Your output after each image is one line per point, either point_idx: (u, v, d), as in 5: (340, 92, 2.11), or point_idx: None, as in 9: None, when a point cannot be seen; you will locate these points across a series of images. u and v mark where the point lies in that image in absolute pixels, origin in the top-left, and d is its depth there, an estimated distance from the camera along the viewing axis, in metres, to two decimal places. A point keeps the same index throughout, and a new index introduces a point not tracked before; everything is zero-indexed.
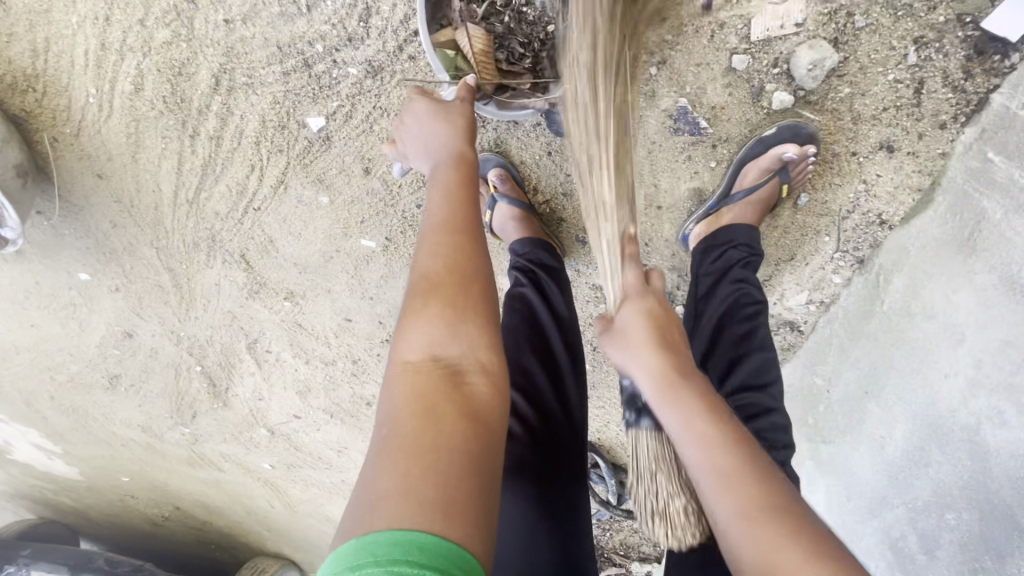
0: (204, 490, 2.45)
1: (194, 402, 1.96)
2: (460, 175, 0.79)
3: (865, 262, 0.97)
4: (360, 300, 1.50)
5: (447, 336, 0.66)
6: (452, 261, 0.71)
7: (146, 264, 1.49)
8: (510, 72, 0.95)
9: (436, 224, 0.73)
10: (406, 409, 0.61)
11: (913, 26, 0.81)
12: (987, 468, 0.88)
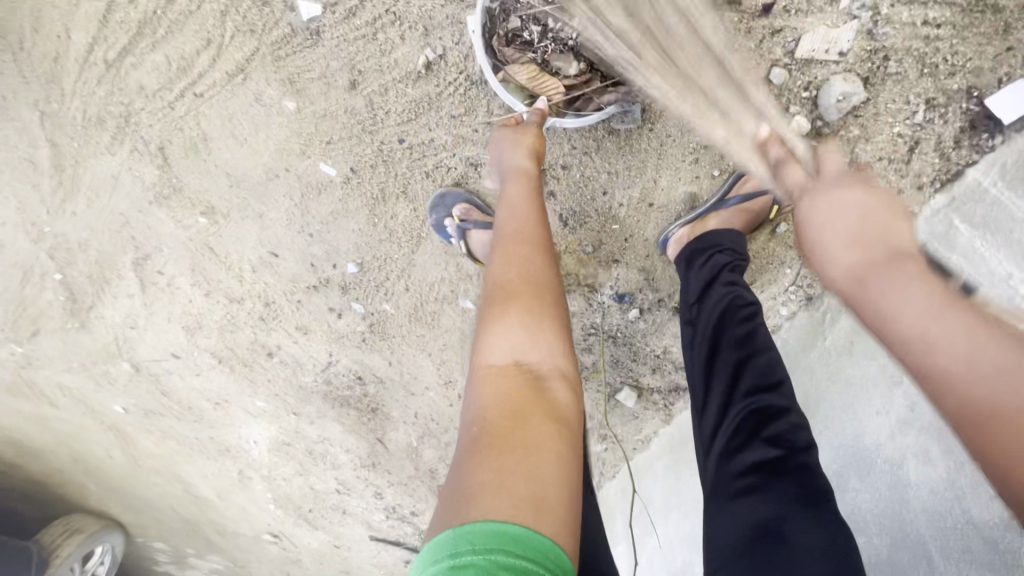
0: (17, 422, 2.15)
1: (40, 317, 1.73)
2: (534, 202, 0.89)
3: (812, 300, 1.11)
4: (295, 235, 1.30)
5: (527, 344, 0.76)
6: (527, 276, 0.81)
7: (20, 129, 1.21)
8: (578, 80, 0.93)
9: (512, 240, 0.84)
10: (492, 408, 0.69)
11: (929, 86, 0.85)
12: (904, 500, 0.92)
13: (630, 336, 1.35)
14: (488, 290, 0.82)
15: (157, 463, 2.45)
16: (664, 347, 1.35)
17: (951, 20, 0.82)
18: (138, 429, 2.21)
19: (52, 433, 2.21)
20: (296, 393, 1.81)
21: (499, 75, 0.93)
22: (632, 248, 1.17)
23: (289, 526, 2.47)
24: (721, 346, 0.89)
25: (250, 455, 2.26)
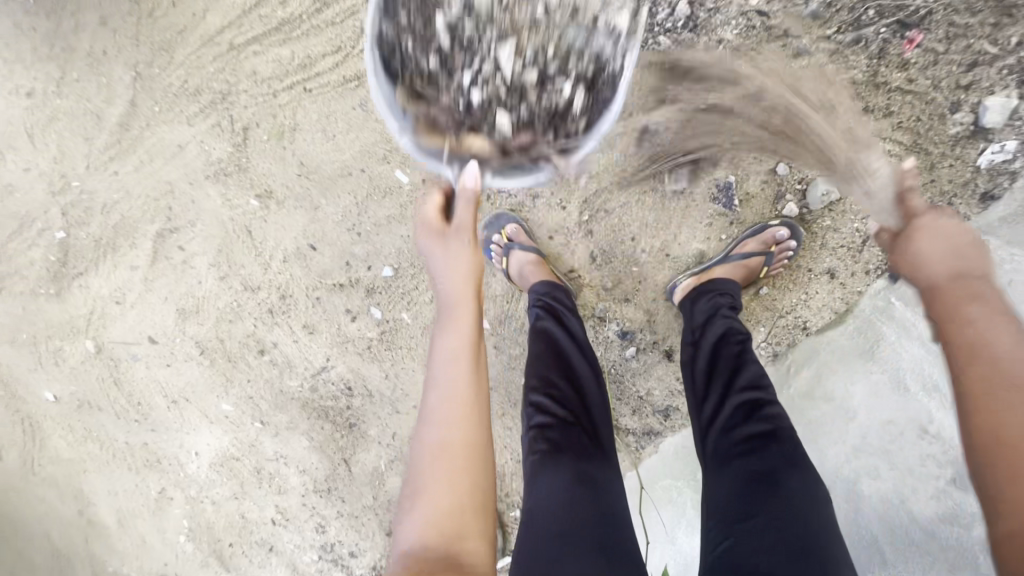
0: None
1: (8, 276, 1.62)
2: (468, 354, 0.92)
3: (779, 355, 1.31)
4: (342, 231, 1.39)
5: (443, 518, 0.78)
6: (460, 420, 0.86)
7: (101, 84, 1.26)
8: (527, 145, 1.09)
9: (451, 385, 0.89)
10: (422, 557, 0.74)
11: (880, 198, 1.16)
12: (863, 507, 1.20)
13: (622, 373, 1.51)
14: (416, 448, 0.86)
15: (62, 470, 2.18)
16: (648, 389, 1.51)
17: (899, 153, 1.10)
18: (64, 421, 2.01)
19: None
20: (273, 398, 1.77)
21: (434, 144, 1.06)
22: (643, 292, 1.39)
23: (201, 560, 2.23)
24: (721, 359, 1.08)
25: (184, 468, 2.09)
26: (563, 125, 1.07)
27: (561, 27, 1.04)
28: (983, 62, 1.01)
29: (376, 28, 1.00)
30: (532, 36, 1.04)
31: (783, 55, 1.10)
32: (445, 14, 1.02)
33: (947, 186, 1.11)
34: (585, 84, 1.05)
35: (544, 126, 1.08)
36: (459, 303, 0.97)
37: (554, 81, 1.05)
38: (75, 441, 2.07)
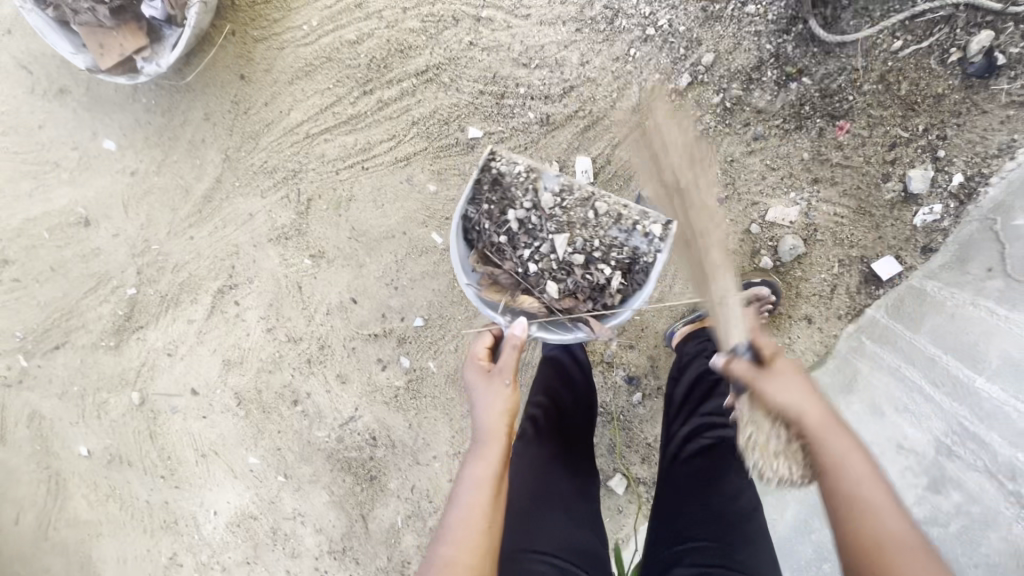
0: None
1: (74, 329, 1.80)
2: (491, 491, 0.96)
3: None
4: (382, 285, 1.61)
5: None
6: (480, 529, 0.92)
7: (195, 165, 1.55)
8: (568, 308, 1.21)
9: (475, 500, 0.94)
10: None
11: (841, 253, 1.38)
12: None
13: (630, 418, 1.64)
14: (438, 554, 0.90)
15: (75, 534, 2.18)
16: (655, 436, 1.62)
17: (847, 215, 1.35)
18: (91, 479, 2.07)
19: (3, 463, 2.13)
20: (300, 449, 1.87)
21: (480, 280, 1.22)
22: (645, 338, 1.57)
23: None
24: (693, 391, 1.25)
25: (199, 530, 2.10)
26: (601, 296, 1.20)
27: (608, 222, 1.19)
28: (901, 143, 1.28)
29: (463, 212, 1.22)
30: (585, 226, 1.19)
31: (745, 142, 1.32)
32: (516, 207, 1.21)
33: (892, 242, 1.35)
34: (626, 263, 1.19)
35: (591, 296, 1.20)
36: (492, 439, 1.01)
37: (600, 265, 1.19)
38: (96, 500, 2.11)
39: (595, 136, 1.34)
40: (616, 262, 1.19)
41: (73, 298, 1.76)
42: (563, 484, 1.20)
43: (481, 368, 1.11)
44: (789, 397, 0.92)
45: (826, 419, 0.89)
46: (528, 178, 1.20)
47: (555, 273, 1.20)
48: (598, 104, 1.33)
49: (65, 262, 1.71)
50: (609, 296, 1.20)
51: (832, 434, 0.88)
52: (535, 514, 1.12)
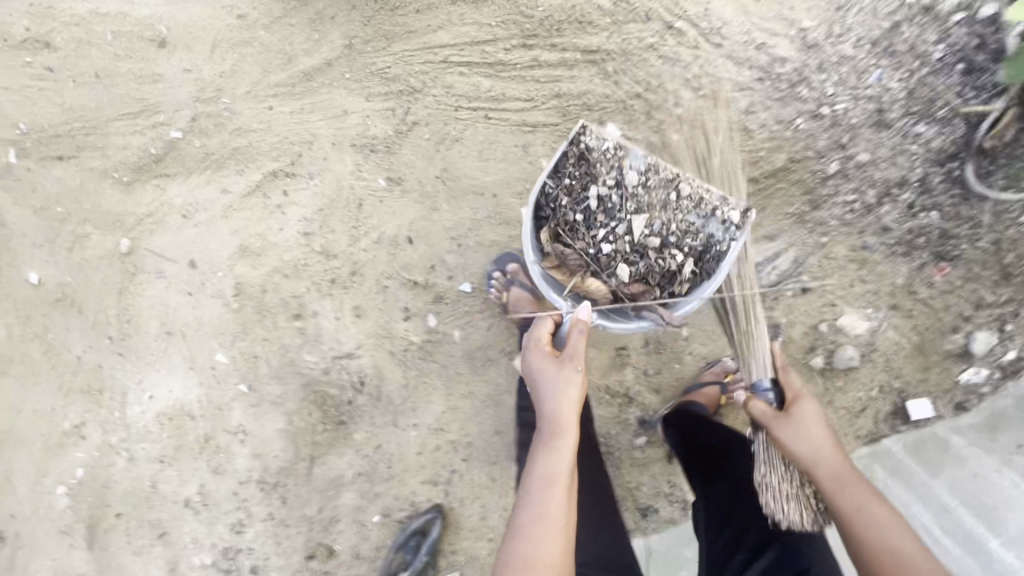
0: None
1: (89, 147, 1.59)
2: (564, 488, 0.93)
3: None
4: (445, 237, 1.52)
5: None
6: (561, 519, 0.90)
7: (311, 38, 1.43)
8: (636, 293, 1.21)
9: (549, 484, 0.93)
10: None
11: (885, 380, 1.43)
12: None
13: (625, 456, 1.62)
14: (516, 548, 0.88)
15: None
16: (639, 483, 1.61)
17: (906, 349, 1.40)
18: (25, 311, 1.82)
19: None
20: (279, 366, 1.72)
21: (542, 262, 1.22)
22: (672, 386, 1.58)
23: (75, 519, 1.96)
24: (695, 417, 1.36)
25: (121, 408, 1.89)
26: (668, 284, 1.20)
27: (685, 207, 1.17)
28: (982, 305, 1.34)
29: (542, 185, 1.20)
30: (665, 206, 1.18)
31: (852, 245, 1.34)
32: (598, 184, 1.20)
33: (933, 388, 1.41)
34: (702, 255, 1.17)
35: (660, 286, 1.20)
36: (559, 433, 0.98)
37: (674, 251, 1.19)
38: (19, 335, 1.86)
39: None
40: (690, 254, 1.18)
41: (105, 115, 1.55)
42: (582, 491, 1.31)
43: (542, 352, 1.09)
44: (807, 445, 1.02)
45: (845, 472, 0.99)
46: (614, 158, 1.19)
47: (628, 256, 1.21)
48: (741, 154, 1.29)
49: (114, 74, 1.52)
50: (678, 287, 1.19)
51: (848, 485, 0.98)
52: None
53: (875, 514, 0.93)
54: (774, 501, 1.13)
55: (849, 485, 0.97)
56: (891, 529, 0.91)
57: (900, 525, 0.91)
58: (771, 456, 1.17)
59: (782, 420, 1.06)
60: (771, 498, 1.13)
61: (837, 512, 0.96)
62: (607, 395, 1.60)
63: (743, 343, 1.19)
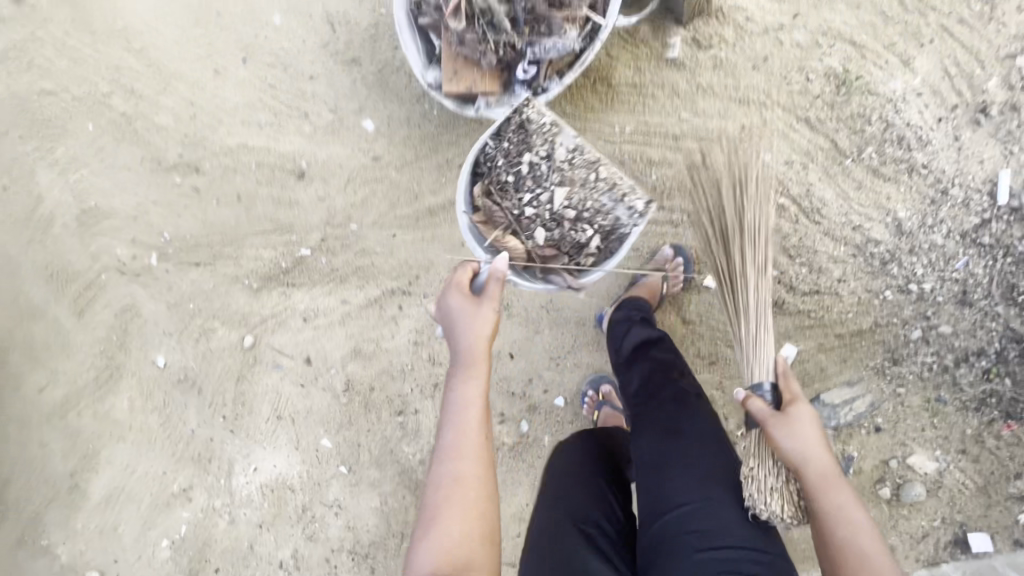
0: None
1: (224, 255, 1.77)
2: (478, 411, 1.09)
3: None
4: (544, 355, 1.67)
5: (460, 543, 0.98)
6: (469, 448, 1.06)
7: (436, 181, 1.58)
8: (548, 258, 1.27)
9: (466, 413, 1.08)
10: (432, 570, 0.95)
11: (948, 512, 1.54)
12: None
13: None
14: (435, 472, 1.05)
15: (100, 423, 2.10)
16: None
17: (971, 487, 1.52)
18: (148, 388, 2.01)
19: (61, 330, 2.02)
20: (379, 453, 1.89)
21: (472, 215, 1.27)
22: None
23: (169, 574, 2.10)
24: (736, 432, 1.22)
25: (224, 476, 2.05)
26: (578, 255, 1.27)
27: (598, 189, 1.25)
28: None
29: (481, 144, 1.26)
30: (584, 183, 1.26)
31: (926, 396, 1.46)
32: (532, 152, 1.25)
33: (994, 523, 1.53)
34: (607, 234, 1.25)
35: (573, 253, 1.27)
36: (468, 365, 1.11)
37: (585, 226, 1.25)
38: (140, 408, 2.05)
39: (809, 334, 1.45)
40: (599, 232, 1.25)
41: (241, 231, 1.73)
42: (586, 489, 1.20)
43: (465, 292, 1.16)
44: (807, 442, 1.09)
45: (830, 471, 1.08)
46: (546, 134, 1.25)
47: (549, 227, 1.26)
48: (830, 314, 1.42)
49: (254, 198, 1.69)
50: (585, 260, 1.27)
51: (832, 485, 1.07)
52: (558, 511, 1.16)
53: (850, 522, 1.04)
54: (758, 493, 1.13)
55: (839, 488, 1.07)
56: (855, 516, 1.04)
57: (860, 515, 1.05)
58: (759, 451, 1.18)
59: (778, 424, 1.10)
60: (756, 489, 1.14)
61: (820, 510, 1.06)
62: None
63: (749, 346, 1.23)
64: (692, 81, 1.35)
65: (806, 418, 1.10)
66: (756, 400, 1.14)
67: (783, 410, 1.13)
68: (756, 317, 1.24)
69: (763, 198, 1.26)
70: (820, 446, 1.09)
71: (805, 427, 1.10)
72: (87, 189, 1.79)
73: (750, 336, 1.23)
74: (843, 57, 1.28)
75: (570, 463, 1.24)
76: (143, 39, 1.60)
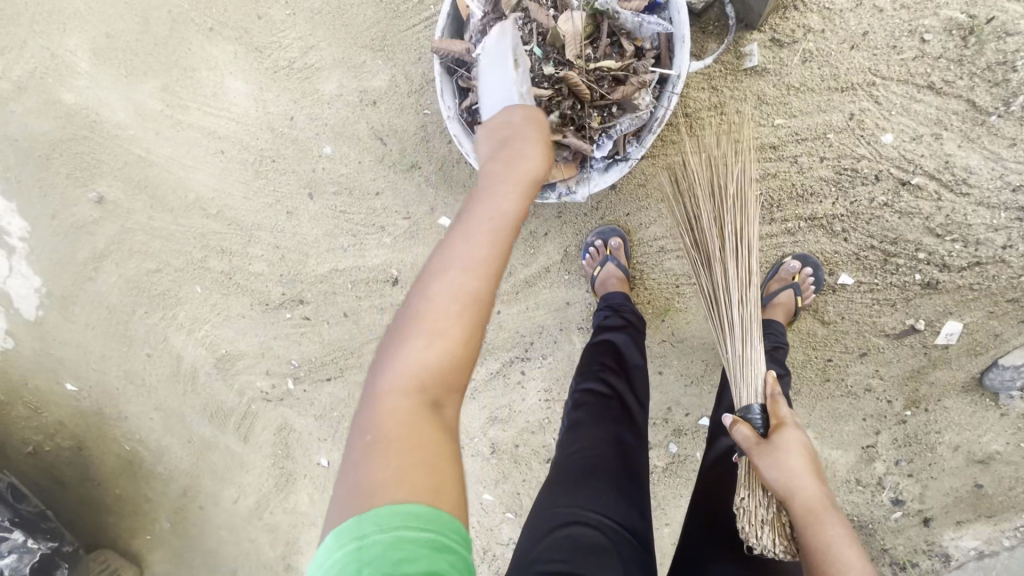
0: (158, 456, 2.12)
1: (352, 366, 1.86)
2: (484, 232, 0.82)
3: None
4: (677, 384, 1.61)
5: (452, 342, 0.75)
6: (472, 261, 0.79)
7: (525, 252, 1.57)
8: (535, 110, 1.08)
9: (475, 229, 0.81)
10: (401, 407, 0.72)
11: None
12: None
13: (890, 542, 1.62)
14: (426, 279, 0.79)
15: (271, 533, 2.14)
16: (909, 564, 1.62)
17: None
18: (310, 492, 2.09)
19: (215, 460, 2.10)
20: None
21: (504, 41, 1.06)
22: (931, 470, 1.57)
23: None
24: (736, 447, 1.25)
25: None
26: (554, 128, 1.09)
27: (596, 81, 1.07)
28: None
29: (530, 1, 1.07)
30: (542, 41, 1.08)
31: None
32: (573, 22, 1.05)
33: None
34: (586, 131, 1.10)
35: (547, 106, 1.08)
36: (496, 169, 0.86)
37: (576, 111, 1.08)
38: (320, 498, 2.08)
39: (975, 306, 1.32)
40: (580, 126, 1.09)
41: (358, 342, 1.81)
42: (616, 460, 1.15)
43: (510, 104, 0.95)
44: (789, 463, 1.02)
45: (820, 499, 1.00)
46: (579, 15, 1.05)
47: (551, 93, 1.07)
48: (997, 282, 1.28)
49: (359, 311, 1.75)
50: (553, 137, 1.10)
51: (822, 510, 0.98)
52: (584, 481, 1.11)
53: (836, 545, 0.94)
54: (749, 526, 1.10)
55: (827, 520, 0.97)
56: (843, 542, 0.94)
57: (852, 541, 0.95)
58: (750, 482, 1.14)
59: (762, 453, 1.05)
60: (747, 523, 1.10)
61: (808, 540, 0.97)
62: (856, 483, 1.61)
63: (736, 369, 1.19)
64: (779, 84, 1.21)
65: (794, 441, 1.04)
66: (739, 426, 1.10)
67: (770, 436, 1.07)
68: (742, 337, 1.18)
69: (741, 210, 1.18)
70: (811, 471, 1.02)
71: (794, 452, 1.03)
72: (215, 341, 1.93)
73: (738, 351, 1.19)
74: (964, 3, 1.11)
75: (604, 459, 1.15)
76: (217, 203, 1.67)
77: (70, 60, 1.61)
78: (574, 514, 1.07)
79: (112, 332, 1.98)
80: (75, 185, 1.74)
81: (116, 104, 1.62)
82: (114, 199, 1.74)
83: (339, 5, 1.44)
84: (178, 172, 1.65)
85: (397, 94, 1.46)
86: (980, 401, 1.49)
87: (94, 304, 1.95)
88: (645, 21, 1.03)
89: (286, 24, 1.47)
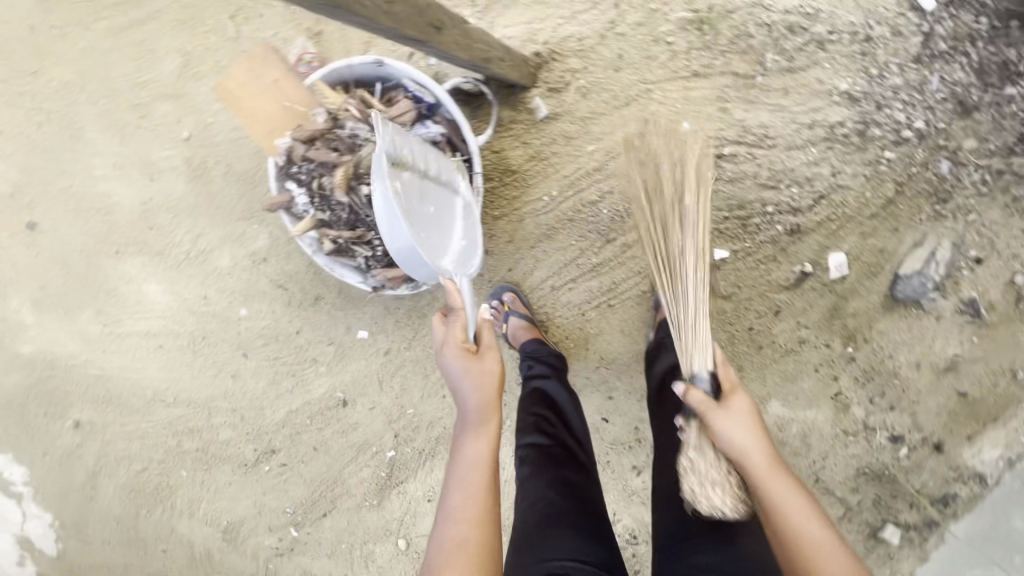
0: None
1: (341, 494, 1.89)
2: (483, 493, 0.93)
3: None
4: (631, 403, 1.62)
5: None
6: (474, 531, 0.90)
7: None
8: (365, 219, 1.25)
9: (472, 496, 0.92)
10: None
11: None
12: None
13: (912, 482, 1.52)
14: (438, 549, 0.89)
15: None
16: (938, 496, 1.51)
17: None
18: None
19: None
20: None
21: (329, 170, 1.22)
22: (908, 395, 1.50)
23: None
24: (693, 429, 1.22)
25: None
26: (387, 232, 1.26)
27: None
28: None
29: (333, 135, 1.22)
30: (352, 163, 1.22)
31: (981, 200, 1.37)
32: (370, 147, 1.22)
33: None
34: None
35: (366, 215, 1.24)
36: (485, 429, 0.99)
37: None
38: None
39: (846, 233, 1.40)
40: None
41: (337, 469, 1.87)
42: (569, 501, 1.18)
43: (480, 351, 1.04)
44: (738, 437, 1.00)
45: (771, 463, 0.99)
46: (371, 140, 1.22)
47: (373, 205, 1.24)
48: (849, 205, 1.38)
49: (326, 441, 1.84)
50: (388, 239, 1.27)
51: (774, 477, 0.98)
52: (542, 532, 1.12)
53: (794, 510, 0.94)
54: (701, 488, 1.03)
55: (779, 482, 0.97)
56: (796, 503, 0.95)
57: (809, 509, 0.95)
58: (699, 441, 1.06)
59: (717, 416, 1.02)
60: (697, 483, 1.04)
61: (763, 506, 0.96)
62: (847, 435, 1.54)
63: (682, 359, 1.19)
64: (574, 119, 1.40)
65: (747, 407, 1.03)
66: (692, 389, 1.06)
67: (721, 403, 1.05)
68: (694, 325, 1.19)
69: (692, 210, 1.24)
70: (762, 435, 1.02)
71: (744, 417, 1.02)
72: (214, 515, 1.95)
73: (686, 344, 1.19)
74: (686, 4, 1.34)
75: (557, 504, 1.17)
76: (172, 391, 1.82)
77: (19, 318, 1.84)
78: (547, 567, 1.08)
79: (119, 542, 2.01)
80: (53, 420, 1.92)
81: (67, 339, 1.83)
82: (87, 420, 1.90)
83: (208, 193, 1.67)
84: (132, 376, 1.83)
85: (281, 245, 1.66)
86: (910, 313, 1.46)
87: (101, 520, 2.00)
88: (419, 131, 1.22)
89: (175, 224, 1.70)
